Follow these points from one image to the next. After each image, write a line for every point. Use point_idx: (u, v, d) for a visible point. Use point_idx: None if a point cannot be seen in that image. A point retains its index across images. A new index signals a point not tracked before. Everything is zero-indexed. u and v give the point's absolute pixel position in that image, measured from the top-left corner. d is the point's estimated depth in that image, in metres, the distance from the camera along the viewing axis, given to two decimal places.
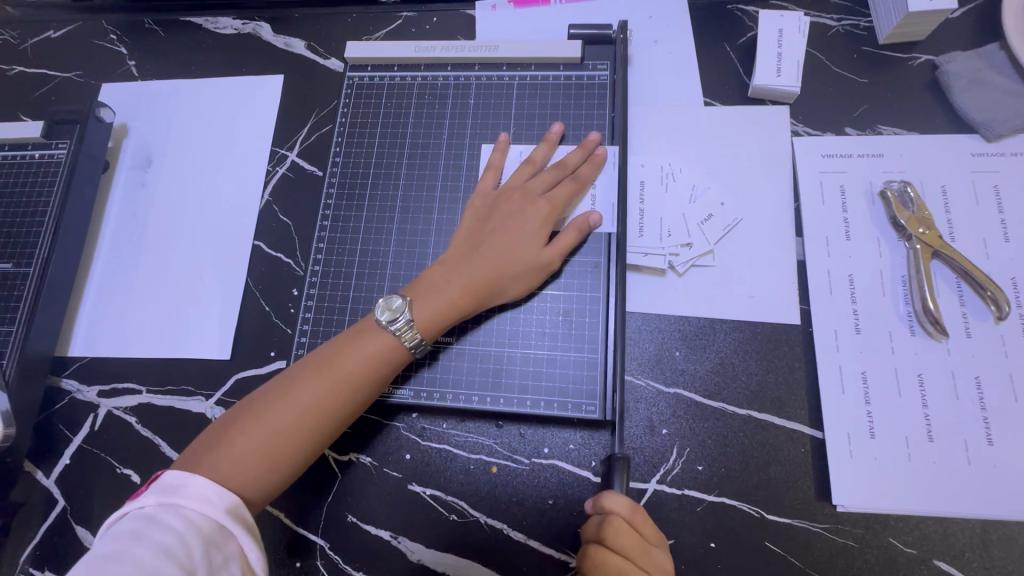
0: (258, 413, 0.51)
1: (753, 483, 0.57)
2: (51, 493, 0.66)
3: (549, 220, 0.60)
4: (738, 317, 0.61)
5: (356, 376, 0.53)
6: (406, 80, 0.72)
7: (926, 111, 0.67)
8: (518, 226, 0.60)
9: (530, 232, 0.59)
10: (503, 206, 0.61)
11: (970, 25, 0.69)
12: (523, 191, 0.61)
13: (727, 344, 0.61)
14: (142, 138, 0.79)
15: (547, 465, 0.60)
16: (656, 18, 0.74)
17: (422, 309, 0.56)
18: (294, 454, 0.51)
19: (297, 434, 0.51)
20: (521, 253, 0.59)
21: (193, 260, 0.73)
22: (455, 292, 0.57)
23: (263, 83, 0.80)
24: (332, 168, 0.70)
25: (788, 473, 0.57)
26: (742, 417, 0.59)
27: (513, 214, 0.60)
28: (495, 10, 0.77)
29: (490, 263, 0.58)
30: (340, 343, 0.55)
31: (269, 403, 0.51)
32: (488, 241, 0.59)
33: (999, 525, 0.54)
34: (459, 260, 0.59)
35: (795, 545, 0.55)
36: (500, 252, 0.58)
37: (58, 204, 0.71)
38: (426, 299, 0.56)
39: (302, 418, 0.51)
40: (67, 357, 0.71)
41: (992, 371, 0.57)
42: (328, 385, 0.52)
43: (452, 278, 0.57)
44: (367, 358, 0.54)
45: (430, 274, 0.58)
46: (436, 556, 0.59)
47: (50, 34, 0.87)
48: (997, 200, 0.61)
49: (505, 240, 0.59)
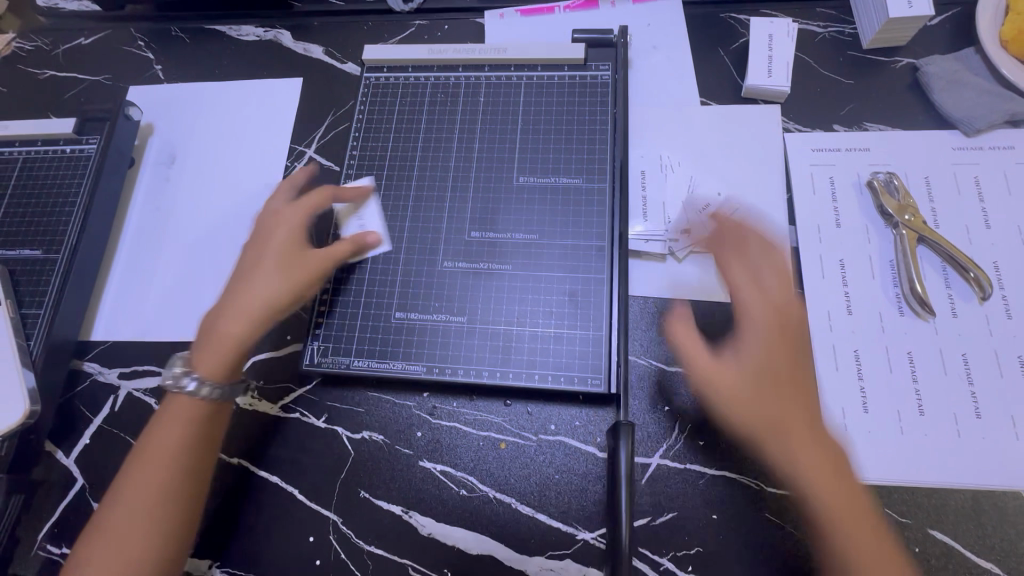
0: (93, 540, 0.53)
1: (767, 438, 0.56)
2: (71, 471, 0.67)
3: (274, 244, 0.63)
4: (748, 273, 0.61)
5: (178, 439, 0.57)
6: (420, 81, 0.77)
7: (909, 109, 0.71)
8: (287, 257, 0.62)
9: (293, 262, 0.62)
10: (267, 238, 0.64)
11: (948, 31, 0.74)
12: (281, 219, 0.65)
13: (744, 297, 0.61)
14: (166, 135, 0.84)
15: (554, 442, 0.62)
16: (654, 25, 0.79)
17: (207, 360, 0.59)
18: (144, 543, 0.53)
19: (118, 527, 0.53)
20: (282, 273, 0.61)
21: (214, 249, 0.76)
22: (263, 316, 0.60)
23: (283, 85, 0.84)
24: (349, 161, 0.74)
25: (807, 425, 0.55)
26: (757, 368, 0.58)
27: (281, 244, 0.63)
28: (504, 17, 0.83)
29: (289, 284, 0.61)
30: (223, 351, 0.59)
31: (106, 508, 0.54)
32: (262, 272, 0.61)
33: (989, 496, 0.56)
34: (234, 297, 0.61)
35: (815, 493, 0.53)
36: (273, 282, 0.61)
37: (88, 195, 0.75)
38: (235, 329, 0.60)
39: (113, 518, 0.53)
40: (89, 341, 0.73)
41: (979, 349, 0.59)
42: (133, 488, 0.54)
43: (241, 313, 0.60)
44: (225, 340, 0.59)
45: (217, 315, 0.61)
46: (446, 530, 0.61)
47: (81, 41, 0.92)
48: (978, 191, 0.65)
49: (275, 270, 0.61)
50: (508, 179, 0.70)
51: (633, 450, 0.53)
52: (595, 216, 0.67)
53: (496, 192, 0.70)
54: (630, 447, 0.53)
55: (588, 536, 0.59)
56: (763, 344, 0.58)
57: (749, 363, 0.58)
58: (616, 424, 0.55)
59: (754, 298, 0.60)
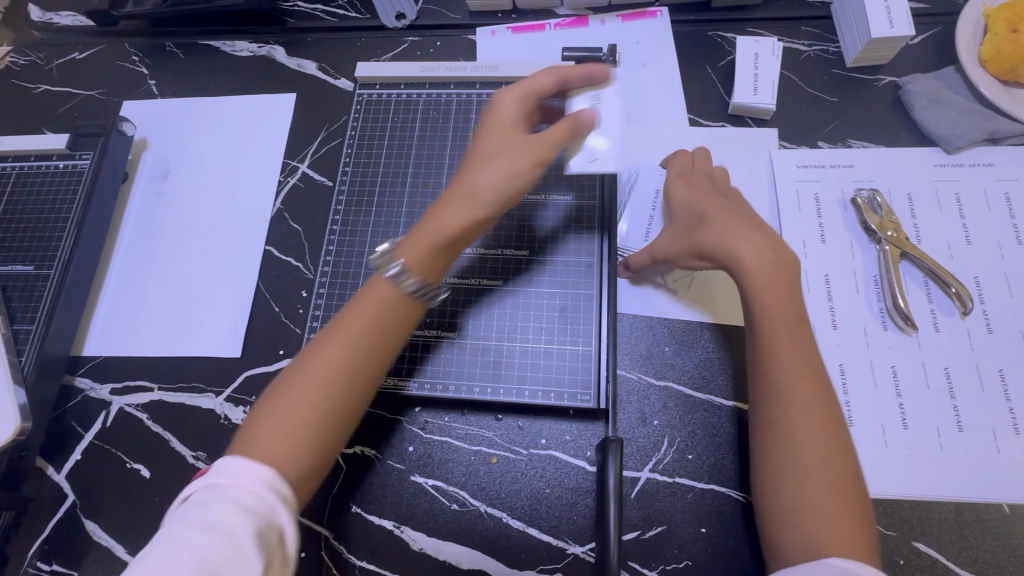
0: (290, 385, 0.48)
1: (763, 387, 0.50)
2: (62, 488, 0.67)
3: (489, 130, 0.58)
4: (746, 221, 0.55)
5: (357, 339, 0.50)
6: (412, 98, 0.78)
7: (891, 127, 0.72)
8: (510, 152, 0.55)
9: (502, 162, 0.54)
10: (465, 162, 0.56)
11: (929, 50, 0.76)
12: (499, 134, 0.57)
13: (745, 242, 0.54)
14: (160, 150, 0.84)
15: (545, 456, 0.63)
16: (642, 43, 0.80)
17: (409, 252, 0.52)
18: (318, 435, 0.48)
19: (315, 422, 0.47)
20: (507, 159, 0.54)
21: (207, 264, 0.76)
22: (350, 358, 0.49)
23: (276, 100, 0.85)
24: (342, 177, 0.75)
25: (805, 382, 0.49)
26: (767, 313, 0.52)
27: (488, 168, 0.54)
28: (495, 34, 0.84)
29: (390, 314, 0.52)
30: (311, 402, 0.47)
31: (293, 370, 0.49)
32: (450, 200, 0.54)
33: (972, 508, 0.57)
34: (308, 350, 0.50)
35: (778, 474, 0.48)
36: (464, 192, 0.54)
37: (80, 210, 0.75)
38: (321, 372, 0.48)
39: (317, 402, 0.48)
40: (81, 357, 0.73)
41: (960, 363, 0.61)
42: (336, 388, 0.48)
43: (321, 361, 0.49)
44: (306, 397, 0.48)
45: (374, 290, 0.52)
46: (438, 545, 0.61)
47: (75, 56, 0.92)
48: (958, 207, 0.67)
49: (475, 170, 0.55)
50: None
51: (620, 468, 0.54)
52: (584, 232, 0.68)
53: None
54: (617, 463, 0.54)
55: (578, 550, 0.59)
56: (767, 290, 0.52)
57: (757, 307, 0.52)
58: (604, 440, 0.56)
59: (757, 244, 0.53)
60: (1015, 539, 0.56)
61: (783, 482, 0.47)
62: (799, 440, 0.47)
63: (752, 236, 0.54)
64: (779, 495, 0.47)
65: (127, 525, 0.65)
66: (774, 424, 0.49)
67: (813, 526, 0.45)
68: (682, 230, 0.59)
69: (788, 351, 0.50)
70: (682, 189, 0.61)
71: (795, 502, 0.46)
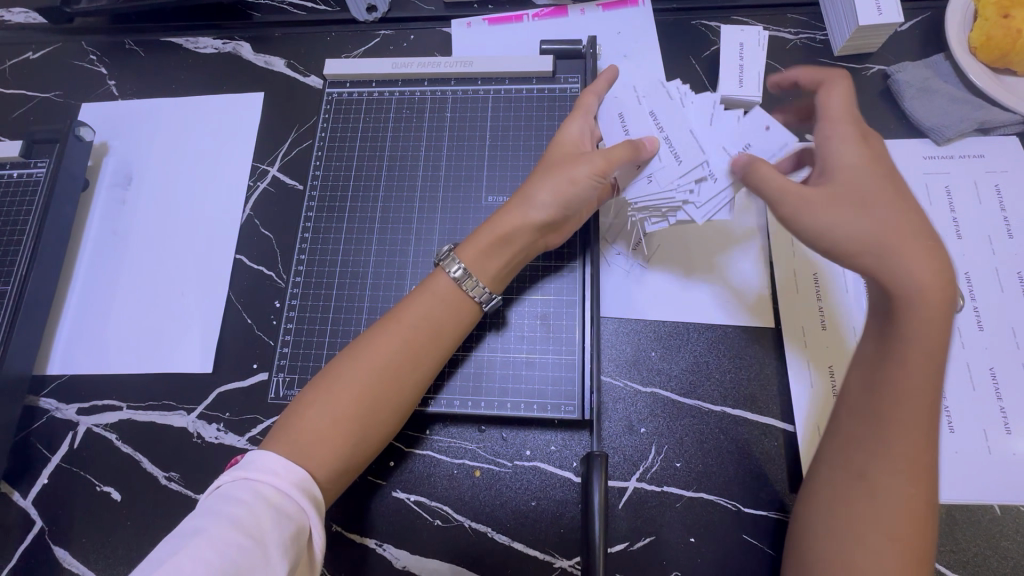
0: (321, 391, 0.51)
1: (875, 412, 0.48)
2: (29, 514, 0.65)
3: (552, 154, 0.59)
4: (924, 240, 0.47)
5: (388, 367, 0.52)
6: (384, 96, 0.74)
7: (880, 117, 0.70)
8: (552, 168, 0.58)
9: (560, 170, 0.57)
10: (538, 170, 0.59)
11: (917, 37, 0.73)
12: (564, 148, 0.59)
13: (916, 263, 0.47)
14: (122, 156, 0.80)
15: (529, 468, 0.61)
16: (624, 34, 0.77)
17: (470, 254, 0.57)
18: (344, 449, 0.50)
19: (342, 437, 0.50)
20: (562, 175, 0.56)
21: (174, 275, 0.73)
22: (384, 376, 0.52)
23: (244, 100, 0.81)
24: (313, 181, 0.72)
25: (921, 419, 0.47)
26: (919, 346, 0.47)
27: (542, 178, 0.57)
28: (471, 26, 0.80)
29: (403, 353, 0.53)
30: (333, 430, 0.49)
31: (332, 374, 0.52)
32: (519, 201, 0.58)
33: (963, 509, 0.56)
34: (323, 379, 0.52)
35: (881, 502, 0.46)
36: (529, 193, 0.57)
37: (37, 222, 0.71)
38: (343, 401, 0.50)
39: (341, 421, 0.50)
40: (45, 376, 0.70)
41: (951, 361, 0.59)
42: (363, 406, 0.51)
43: (337, 392, 0.51)
44: (328, 425, 0.50)
45: (411, 307, 0.56)
46: (421, 562, 0.59)
47: (29, 56, 0.87)
48: (949, 200, 0.65)
49: (539, 175, 0.58)
50: (476, 199, 0.69)
51: (606, 482, 0.52)
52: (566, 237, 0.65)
53: (465, 214, 0.68)
54: (603, 476, 0.52)
55: (565, 564, 0.58)
56: (929, 326, 0.47)
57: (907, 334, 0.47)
58: (590, 452, 0.54)
59: (931, 271, 0.46)
60: (1006, 541, 0.55)
61: (846, 500, 0.47)
62: (900, 482, 0.46)
63: (932, 260, 0.47)
64: (835, 510, 0.48)
65: (97, 550, 0.63)
66: (867, 450, 0.47)
67: (864, 548, 0.45)
68: (843, 203, 0.50)
69: (912, 388, 0.47)
70: (858, 153, 0.51)
71: (851, 521, 0.46)
